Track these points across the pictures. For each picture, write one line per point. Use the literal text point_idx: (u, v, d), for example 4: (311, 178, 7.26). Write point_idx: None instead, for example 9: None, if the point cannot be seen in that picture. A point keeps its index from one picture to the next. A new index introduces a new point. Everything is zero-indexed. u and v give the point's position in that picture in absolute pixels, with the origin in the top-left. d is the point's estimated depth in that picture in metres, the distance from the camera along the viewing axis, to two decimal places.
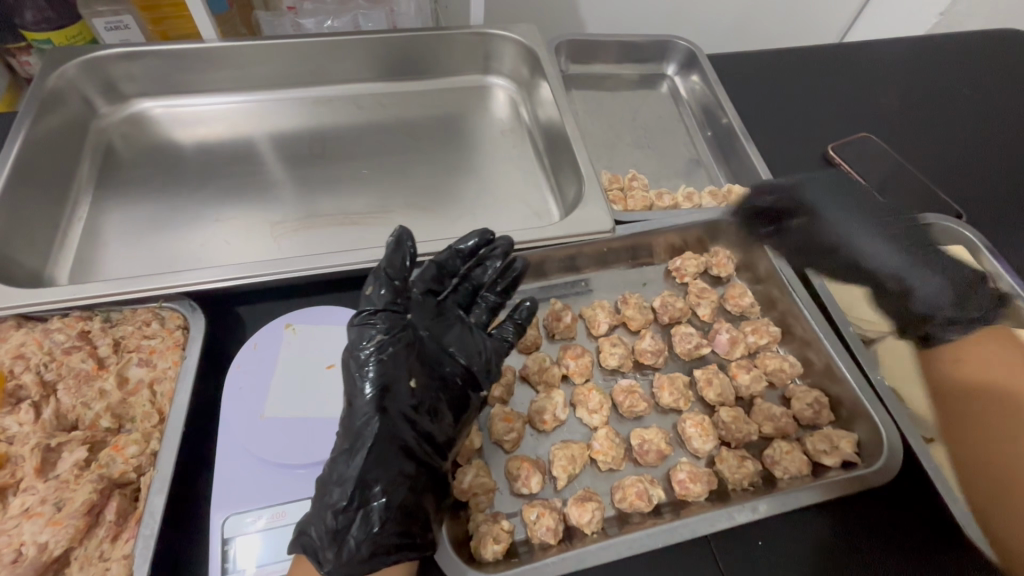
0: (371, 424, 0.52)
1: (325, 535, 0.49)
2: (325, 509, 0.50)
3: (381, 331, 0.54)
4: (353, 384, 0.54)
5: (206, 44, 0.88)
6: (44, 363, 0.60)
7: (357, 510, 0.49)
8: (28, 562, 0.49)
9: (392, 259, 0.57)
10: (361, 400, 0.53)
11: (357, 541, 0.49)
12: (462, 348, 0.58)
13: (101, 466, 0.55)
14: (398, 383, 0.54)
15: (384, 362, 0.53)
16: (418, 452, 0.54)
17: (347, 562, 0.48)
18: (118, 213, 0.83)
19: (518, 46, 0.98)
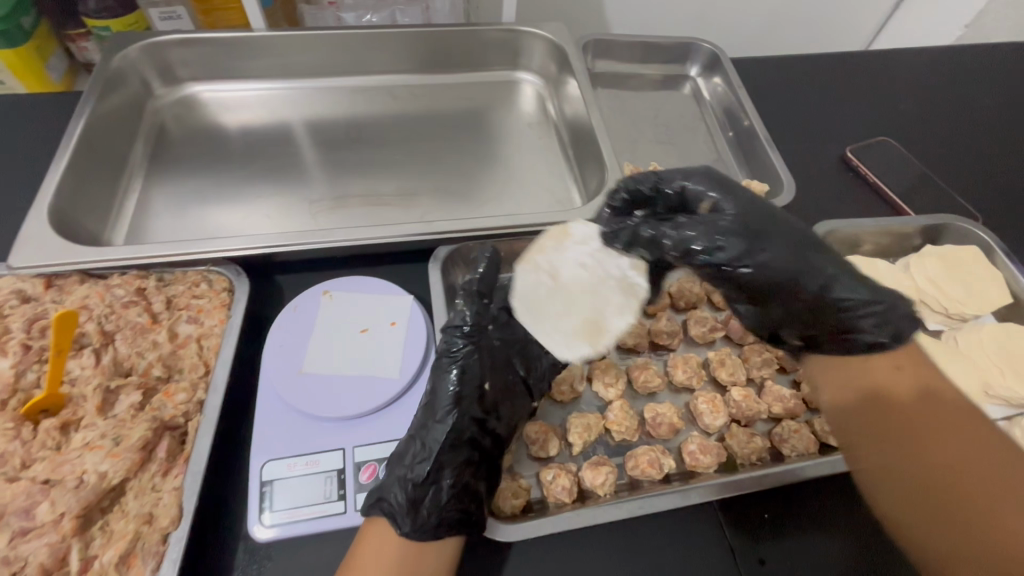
0: (450, 413, 0.57)
1: (403, 502, 0.53)
2: (403, 480, 0.54)
3: (466, 340, 0.62)
4: (439, 379, 0.60)
5: (255, 33, 0.95)
6: (104, 315, 0.65)
7: (431, 484, 0.54)
8: (89, 488, 0.53)
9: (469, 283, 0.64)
10: (444, 392, 0.59)
11: (430, 511, 0.53)
12: (529, 363, 0.64)
13: (154, 409, 0.60)
14: (474, 384, 0.60)
15: (466, 363, 0.60)
16: (484, 442, 0.58)
17: (422, 527, 0.52)
18: (169, 187, 0.89)
19: (548, 42, 1.03)
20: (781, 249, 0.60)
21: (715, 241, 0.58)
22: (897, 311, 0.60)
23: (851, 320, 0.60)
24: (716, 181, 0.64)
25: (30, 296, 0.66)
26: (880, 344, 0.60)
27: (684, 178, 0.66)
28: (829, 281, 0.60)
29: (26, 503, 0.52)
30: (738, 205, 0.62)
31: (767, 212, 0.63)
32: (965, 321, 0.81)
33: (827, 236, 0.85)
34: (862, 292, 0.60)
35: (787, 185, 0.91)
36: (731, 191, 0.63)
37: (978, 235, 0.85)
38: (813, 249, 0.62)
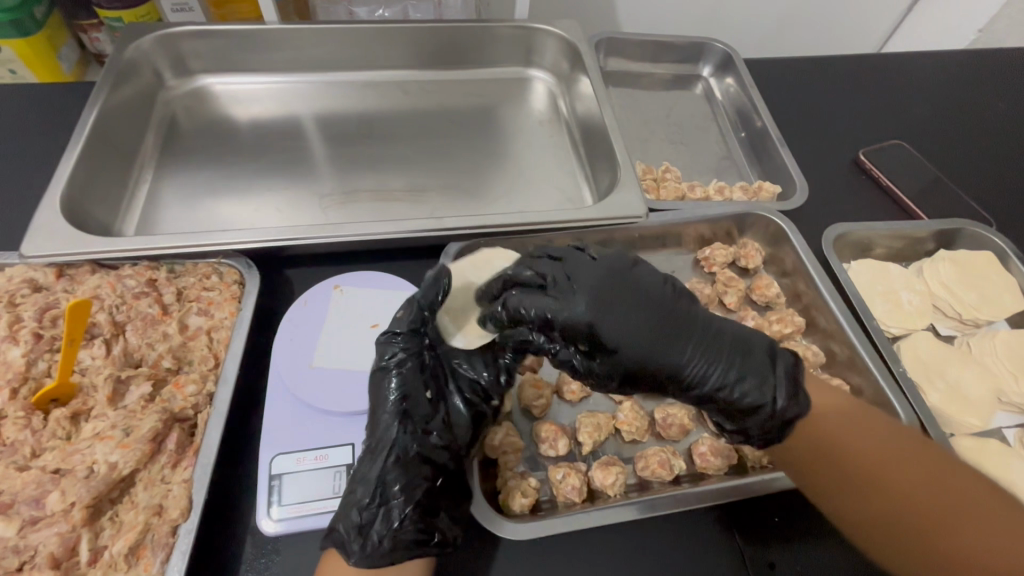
0: (393, 430, 0.56)
1: (351, 529, 0.51)
2: (351, 507, 0.52)
3: (404, 348, 0.59)
4: (378, 397, 0.58)
5: (267, 26, 0.94)
6: (115, 306, 0.65)
7: (379, 507, 0.52)
8: (99, 478, 0.53)
9: (428, 290, 0.59)
10: (385, 411, 0.57)
11: (380, 535, 0.51)
12: (472, 361, 0.62)
13: (164, 400, 0.59)
14: (416, 394, 0.58)
15: (403, 376, 0.58)
16: (436, 456, 0.56)
17: (373, 554, 0.50)
18: (179, 179, 0.89)
19: (560, 40, 1.02)
20: (672, 356, 0.54)
21: (590, 360, 0.55)
22: (780, 391, 0.54)
23: (742, 420, 0.55)
24: (591, 303, 0.53)
25: (41, 285, 0.65)
26: (772, 436, 0.55)
27: (550, 307, 0.54)
28: (720, 376, 0.54)
29: (36, 492, 0.52)
30: (613, 331, 0.53)
31: (651, 316, 0.54)
32: (978, 327, 0.80)
33: (840, 239, 0.84)
34: (751, 375, 0.55)
35: (801, 187, 0.90)
36: (602, 304, 0.54)
37: (993, 240, 0.84)
38: (703, 345, 0.55)
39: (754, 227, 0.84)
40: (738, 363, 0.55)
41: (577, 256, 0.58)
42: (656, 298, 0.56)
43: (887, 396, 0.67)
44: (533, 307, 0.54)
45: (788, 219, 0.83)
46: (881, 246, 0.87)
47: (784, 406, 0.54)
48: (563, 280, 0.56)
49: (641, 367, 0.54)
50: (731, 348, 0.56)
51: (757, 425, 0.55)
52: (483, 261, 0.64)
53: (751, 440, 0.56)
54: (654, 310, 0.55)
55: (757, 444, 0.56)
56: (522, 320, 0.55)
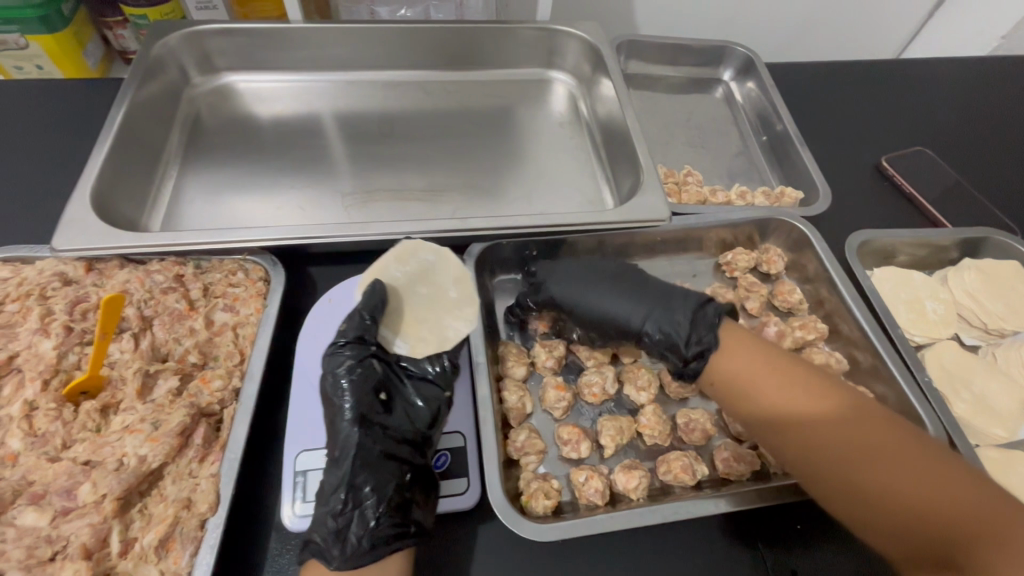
0: (352, 435, 0.55)
1: (329, 535, 0.51)
2: (325, 513, 0.53)
3: (351, 357, 0.59)
4: (333, 406, 0.57)
5: (291, 24, 0.95)
6: (144, 300, 0.65)
7: (352, 510, 0.52)
8: (129, 471, 0.54)
9: (366, 298, 0.63)
10: (342, 419, 0.56)
11: (358, 536, 0.51)
12: (417, 361, 0.63)
13: (192, 395, 0.60)
14: (370, 402, 0.58)
15: (354, 383, 0.58)
16: (401, 452, 0.57)
17: (355, 555, 0.51)
18: (204, 175, 0.89)
19: (583, 42, 1.02)
20: (609, 306, 0.68)
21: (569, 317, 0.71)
22: (694, 320, 0.64)
23: (669, 354, 0.65)
24: (544, 280, 0.72)
25: (71, 279, 0.66)
26: (695, 367, 0.63)
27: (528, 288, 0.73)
28: (648, 314, 0.66)
29: (68, 483, 0.53)
30: (564, 294, 0.70)
31: (590, 282, 0.70)
32: (1003, 338, 0.79)
33: (863, 246, 0.83)
34: (668, 316, 0.65)
35: (824, 193, 0.90)
36: (550, 280, 0.71)
37: (1019, 250, 0.84)
38: (638, 296, 0.68)
39: (776, 233, 0.84)
40: (663, 305, 0.66)
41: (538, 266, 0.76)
42: (601, 268, 0.71)
43: (913, 405, 0.66)
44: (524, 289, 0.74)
45: (811, 225, 0.82)
46: (904, 254, 0.87)
47: (693, 336, 0.63)
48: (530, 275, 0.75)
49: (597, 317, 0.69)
50: (657, 297, 0.67)
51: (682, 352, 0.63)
52: (406, 254, 0.69)
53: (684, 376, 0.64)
54: (591, 279, 0.70)
55: (690, 374, 0.63)
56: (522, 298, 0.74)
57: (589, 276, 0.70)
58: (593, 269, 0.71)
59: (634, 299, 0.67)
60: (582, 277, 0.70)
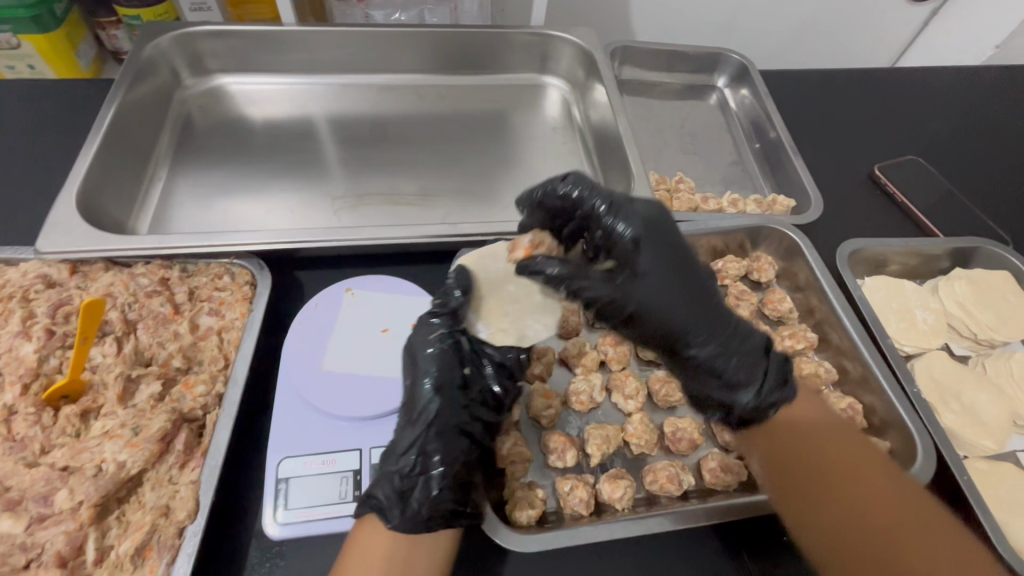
0: (432, 402, 0.56)
1: (392, 495, 0.52)
2: (392, 473, 0.53)
3: (443, 326, 0.59)
4: (417, 369, 0.58)
5: (285, 27, 0.95)
6: (128, 304, 0.65)
7: (418, 477, 0.53)
8: (107, 477, 0.53)
9: (457, 276, 0.62)
10: (423, 382, 0.57)
11: (419, 503, 0.52)
12: (499, 346, 0.62)
13: (174, 400, 0.59)
14: (452, 374, 0.58)
15: (441, 349, 0.58)
16: (473, 431, 0.57)
17: (412, 520, 0.51)
18: (194, 178, 0.89)
19: (577, 48, 1.02)
20: (673, 309, 0.55)
21: (619, 281, 0.55)
22: (771, 376, 0.58)
23: (728, 393, 0.57)
24: (634, 229, 0.57)
25: (55, 281, 0.66)
26: (750, 416, 0.58)
27: (612, 216, 0.58)
28: (716, 344, 0.56)
29: (45, 489, 0.52)
30: (645, 260, 0.56)
31: (679, 265, 0.57)
32: (993, 347, 0.79)
33: (855, 255, 0.83)
34: (745, 362, 0.57)
35: (816, 201, 0.89)
36: (645, 237, 0.57)
37: (1007, 259, 0.84)
38: (709, 320, 0.57)
39: (767, 241, 0.84)
40: (741, 347, 0.58)
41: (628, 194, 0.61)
42: (685, 260, 0.57)
43: (901, 417, 0.66)
44: (607, 205, 0.59)
45: (803, 234, 0.82)
46: (895, 263, 0.86)
47: (766, 389, 0.57)
48: (625, 198, 0.59)
49: (648, 310, 0.55)
50: (736, 334, 0.58)
51: (746, 403, 0.57)
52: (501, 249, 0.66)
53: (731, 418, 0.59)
54: (682, 265, 0.57)
55: (737, 421, 0.58)
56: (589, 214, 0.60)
57: (671, 259, 0.56)
58: (679, 254, 0.57)
59: (709, 314, 0.57)
60: (670, 263, 0.56)
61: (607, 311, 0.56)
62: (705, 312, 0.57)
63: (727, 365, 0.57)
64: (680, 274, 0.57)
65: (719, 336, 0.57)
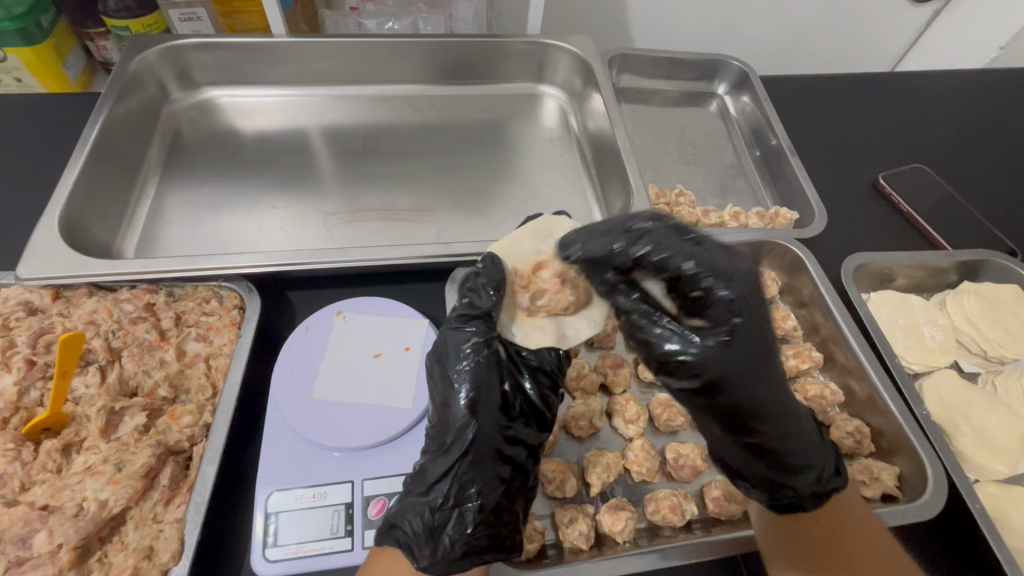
0: (468, 427, 0.53)
1: (421, 531, 0.50)
2: (422, 505, 0.51)
3: (476, 335, 0.58)
4: (449, 388, 0.55)
5: (275, 39, 0.93)
6: (112, 331, 0.63)
7: (452, 509, 0.51)
8: (89, 517, 0.51)
9: (490, 273, 0.60)
10: (457, 405, 0.54)
11: (452, 539, 0.49)
12: (536, 351, 0.62)
13: (159, 433, 0.57)
14: (489, 391, 0.55)
15: (476, 366, 0.56)
16: (513, 456, 0.54)
17: (444, 559, 0.49)
18: (182, 195, 0.87)
19: (573, 57, 1.00)
20: (759, 385, 0.50)
21: (704, 348, 0.48)
22: (825, 463, 0.56)
23: (787, 477, 0.54)
24: (745, 294, 0.48)
25: (37, 308, 0.64)
26: (803, 503, 0.54)
27: (715, 276, 0.47)
28: (784, 428, 0.53)
29: (23, 531, 0.50)
30: (747, 332, 0.48)
31: (770, 340, 0.50)
32: (1004, 364, 0.78)
33: (861, 270, 0.81)
34: (801, 443, 0.54)
35: (819, 213, 0.87)
36: (749, 304, 0.48)
37: (1017, 272, 0.81)
38: (779, 402, 0.52)
39: (770, 255, 0.82)
40: (798, 428, 0.54)
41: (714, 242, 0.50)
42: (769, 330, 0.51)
43: (909, 441, 0.64)
44: (707, 267, 0.47)
45: (807, 248, 0.80)
46: (902, 277, 0.85)
47: (827, 475, 0.56)
48: (721, 250, 0.49)
49: (728, 383, 0.49)
50: (797, 419, 0.53)
51: (805, 486, 0.54)
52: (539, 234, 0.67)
53: (779, 504, 0.54)
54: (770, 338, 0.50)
55: (786, 506, 0.54)
56: (678, 278, 0.48)
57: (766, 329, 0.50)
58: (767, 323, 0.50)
59: (783, 400, 0.52)
60: (765, 334, 0.49)
61: (677, 377, 0.50)
62: (779, 398, 0.52)
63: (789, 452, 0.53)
64: (771, 348, 0.50)
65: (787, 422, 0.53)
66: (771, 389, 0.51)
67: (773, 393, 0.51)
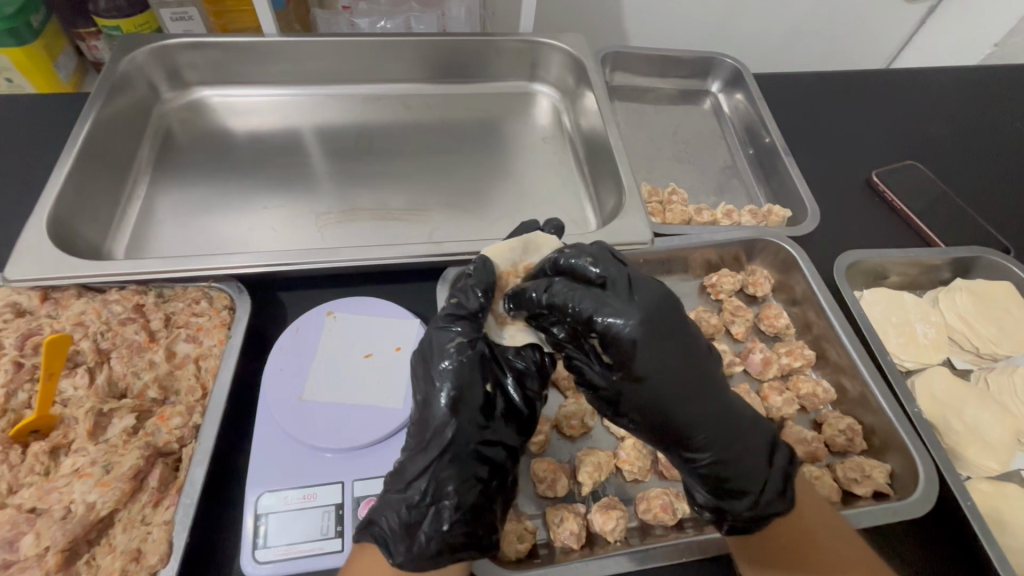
0: (448, 426, 0.52)
1: (397, 527, 0.49)
2: (399, 501, 0.51)
3: (462, 334, 0.56)
4: (432, 386, 0.54)
5: (265, 38, 0.92)
6: (101, 332, 0.63)
7: (428, 507, 0.50)
8: (76, 519, 0.51)
9: (480, 275, 0.59)
10: (438, 404, 0.53)
11: (428, 536, 0.49)
12: (521, 352, 0.59)
13: (147, 434, 0.57)
14: (472, 390, 0.54)
15: (459, 366, 0.54)
16: (493, 457, 0.53)
17: (418, 556, 0.49)
18: (174, 195, 0.87)
19: (565, 55, 1.00)
20: (678, 409, 0.50)
21: (615, 380, 0.51)
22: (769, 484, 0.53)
23: (721, 496, 0.53)
24: (638, 331, 0.48)
25: (25, 309, 0.64)
26: (741, 527, 0.53)
27: (608, 313, 0.48)
28: (719, 449, 0.51)
29: (11, 533, 0.50)
30: (646, 366, 0.49)
31: (687, 367, 0.50)
32: (996, 361, 0.78)
33: (853, 268, 0.81)
34: (742, 463, 0.52)
35: (813, 211, 0.87)
36: (644, 338, 0.48)
37: (1009, 268, 0.82)
38: (714, 422, 0.51)
39: (763, 253, 0.82)
40: (740, 451, 0.52)
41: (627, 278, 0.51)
42: (687, 361, 0.51)
43: (901, 438, 0.64)
44: (600, 305, 0.49)
45: (799, 246, 0.80)
46: (895, 275, 0.84)
47: (766, 498, 0.52)
48: (624, 288, 0.50)
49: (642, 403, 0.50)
50: (743, 441, 0.52)
51: (740, 511, 0.52)
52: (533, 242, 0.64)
53: (721, 524, 0.53)
54: (693, 363, 0.51)
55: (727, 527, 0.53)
56: (578, 318, 0.50)
57: (668, 361, 0.50)
58: (674, 351, 0.50)
59: (721, 421, 0.51)
60: (673, 364, 0.50)
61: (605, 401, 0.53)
62: (712, 423, 0.51)
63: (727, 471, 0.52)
64: (680, 376, 0.50)
65: (726, 445, 0.52)
66: (697, 419, 0.50)
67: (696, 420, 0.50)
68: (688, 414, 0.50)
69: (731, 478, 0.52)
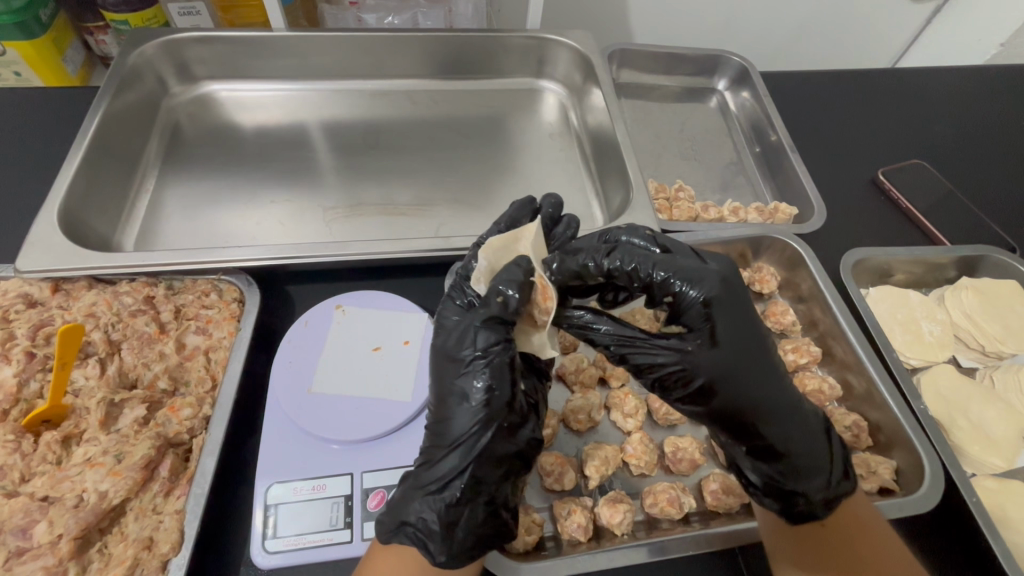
0: (493, 428, 0.51)
1: (437, 527, 0.49)
2: (436, 502, 0.50)
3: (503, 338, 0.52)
4: (471, 389, 0.51)
5: (274, 32, 0.92)
6: (111, 324, 0.63)
7: (467, 505, 0.50)
8: (89, 508, 0.51)
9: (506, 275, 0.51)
10: (481, 406, 0.50)
11: (466, 533, 0.50)
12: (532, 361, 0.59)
13: (158, 425, 0.57)
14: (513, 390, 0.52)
15: (501, 365, 0.51)
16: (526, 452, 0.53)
17: (458, 551, 0.49)
18: (182, 188, 0.87)
19: (573, 51, 1.00)
20: (752, 386, 0.51)
21: (685, 355, 0.50)
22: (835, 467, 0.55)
23: (793, 479, 0.54)
24: (709, 299, 0.50)
25: (37, 300, 0.64)
26: (814, 511, 0.54)
27: (682, 279, 0.50)
28: (782, 429, 0.53)
29: (24, 521, 0.50)
30: (721, 334, 0.50)
31: (750, 339, 0.52)
32: (1001, 359, 0.78)
33: (859, 265, 0.81)
34: (802, 442, 0.54)
35: (819, 209, 0.87)
36: (720, 304, 0.50)
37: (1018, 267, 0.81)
38: (776, 392, 0.53)
39: (769, 251, 0.82)
40: (802, 428, 0.55)
41: (693, 255, 0.54)
42: (748, 339, 0.52)
43: (906, 434, 0.64)
44: (680, 275, 0.50)
45: (806, 242, 0.80)
46: (900, 275, 0.85)
47: (836, 478, 0.55)
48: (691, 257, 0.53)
49: (720, 385, 0.51)
50: (800, 421, 0.54)
51: (815, 492, 0.54)
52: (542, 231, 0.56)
53: (792, 512, 0.54)
54: (752, 335, 0.52)
55: (800, 515, 0.54)
56: (648, 284, 0.51)
57: (736, 333, 0.51)
58: (736, 323, 0.51)
59: (782, 404, 0.53)
60: (740, 334, 0.51)
61: (671, 382, 0.52)
62: (773, 405, 0.53)
63: (794, 456, 0.54)
64: (744, 352, 0.51)
65: (787, 429, 0.53)
66: (765, 398, 0.52)
67: (760, 391, 0.52)
68: (747, 391, 0.51)
69: (795, 456, 0.54)
